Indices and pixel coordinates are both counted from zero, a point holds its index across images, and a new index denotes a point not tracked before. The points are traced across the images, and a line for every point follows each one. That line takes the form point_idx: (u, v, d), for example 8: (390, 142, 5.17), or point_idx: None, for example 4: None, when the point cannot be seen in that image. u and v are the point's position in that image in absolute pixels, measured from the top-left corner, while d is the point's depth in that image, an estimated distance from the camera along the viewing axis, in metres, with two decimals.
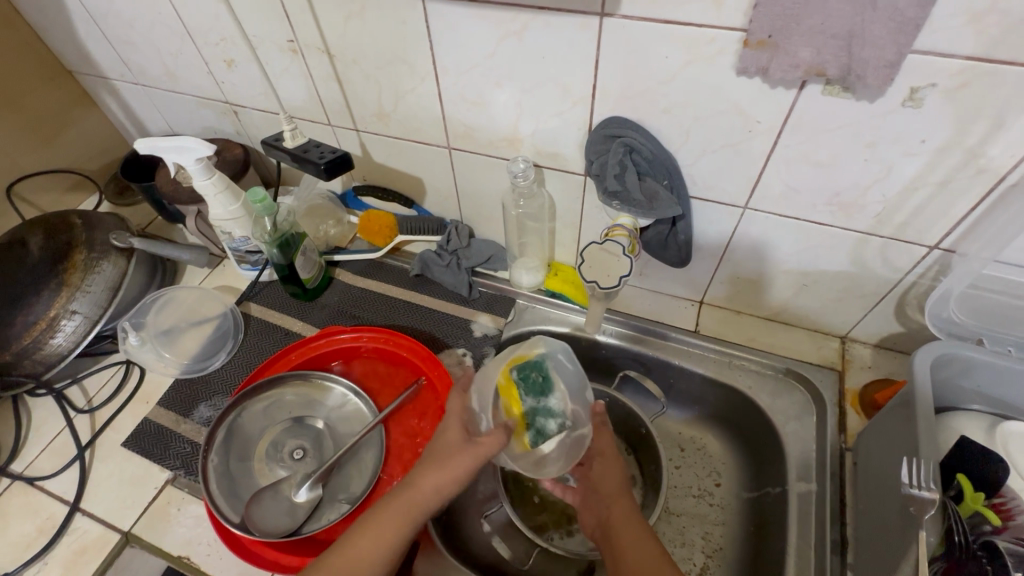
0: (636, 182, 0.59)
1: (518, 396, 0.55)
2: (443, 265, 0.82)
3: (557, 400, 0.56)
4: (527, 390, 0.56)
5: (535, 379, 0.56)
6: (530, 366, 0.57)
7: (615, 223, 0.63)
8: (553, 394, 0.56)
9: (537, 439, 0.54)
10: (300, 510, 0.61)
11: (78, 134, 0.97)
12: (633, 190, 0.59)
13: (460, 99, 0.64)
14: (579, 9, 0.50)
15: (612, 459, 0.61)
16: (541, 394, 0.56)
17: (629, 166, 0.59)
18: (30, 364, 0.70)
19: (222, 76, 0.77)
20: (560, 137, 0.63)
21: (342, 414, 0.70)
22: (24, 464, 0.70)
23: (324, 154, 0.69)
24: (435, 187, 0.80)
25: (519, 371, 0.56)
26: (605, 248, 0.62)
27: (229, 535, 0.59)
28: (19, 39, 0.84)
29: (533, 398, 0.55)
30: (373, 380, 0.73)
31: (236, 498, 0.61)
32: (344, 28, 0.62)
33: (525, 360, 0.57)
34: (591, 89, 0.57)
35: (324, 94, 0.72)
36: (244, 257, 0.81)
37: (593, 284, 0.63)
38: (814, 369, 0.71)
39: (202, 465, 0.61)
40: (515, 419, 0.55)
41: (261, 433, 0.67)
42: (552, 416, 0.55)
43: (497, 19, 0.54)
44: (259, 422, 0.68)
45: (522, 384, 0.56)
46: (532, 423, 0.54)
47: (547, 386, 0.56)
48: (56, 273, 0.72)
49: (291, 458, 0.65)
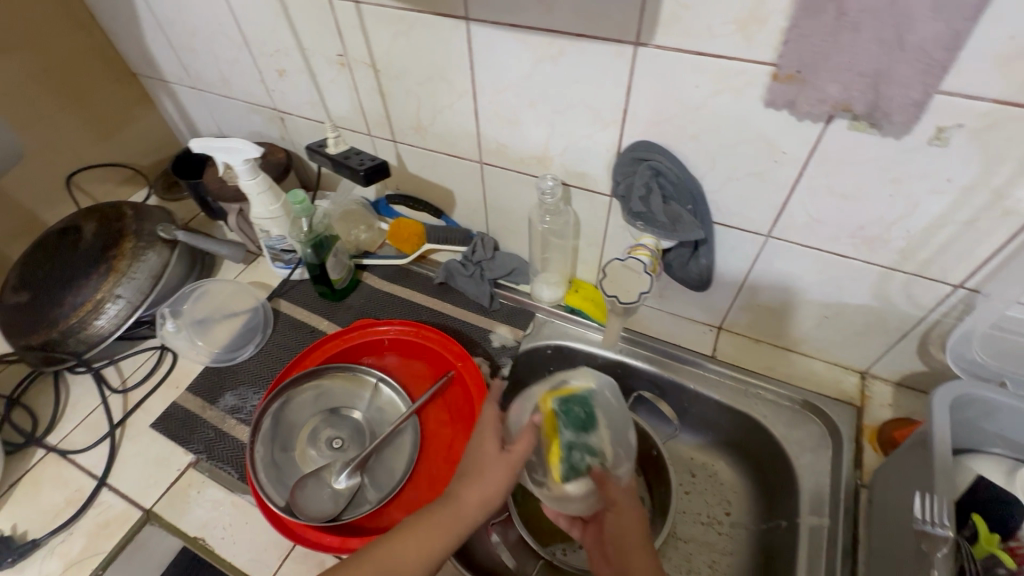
0: (661, 206, 0.60)
1: (558, 427, 0.56)
2: (467, 275, 0.84)
3: (598, 439, 0.56)
4: (568, 422, 0.56)
5: (579, 413, 0.57)
6: (574, 400, 0.58)
7: (638, 242, 0.64)
8: (596, 433, 0.57)
9: (569, 475, 0.55)
10: (342, 495, 0.63)
11: (135, 131, 1.03)
12: (657, 213, 0.60)
13: (494, 116, 0.67)
14: (613, 37, 0.53)
15: (626, 507, 0.56)
16: (581, 428, 0.56)
17: (654, 189, 0.60)
18: (74, 342, 0.74)
19: (274, 84, 0.82)
20: (588, 157, 0.65)
21: (377, 407, 0.72)
22: (58, 437, 0.73)
23: (363, 162, 0.72)
24: (464, 200, 0.83)
25: (563, 405, 0.57)
26: (626, 265, 0.64)
27: (275, 518, 0.61)
28: (90, 40, 0.91)
29: (572, 431, 0.56)
30: (407, 373, 0.76)
31: (281, 485, 0.64)
32: (391, 46, 0.66)
33: (570, 394, 0.58)
34: (621, 113, 0.59)
35: (366, 106, 0.77)
36: (279, 255, 0.84)
37: (614, 299, 0.65)
38: (832, 403, 0.70)
39: (250, 455, 0.63)
40: (551, 449, 0.55)
41: (302, 423, 0.70)
42: (591, 453, 0.56)
43: (535, 43, 0.57)
44: (301, 411, 0.70)
45: (564, 415, 0.56)
46: (567, 459, 0.55)
47: (590, 421, 0.57)
48: (105, 259, 0.76)
49: (330, 447, 0.68)
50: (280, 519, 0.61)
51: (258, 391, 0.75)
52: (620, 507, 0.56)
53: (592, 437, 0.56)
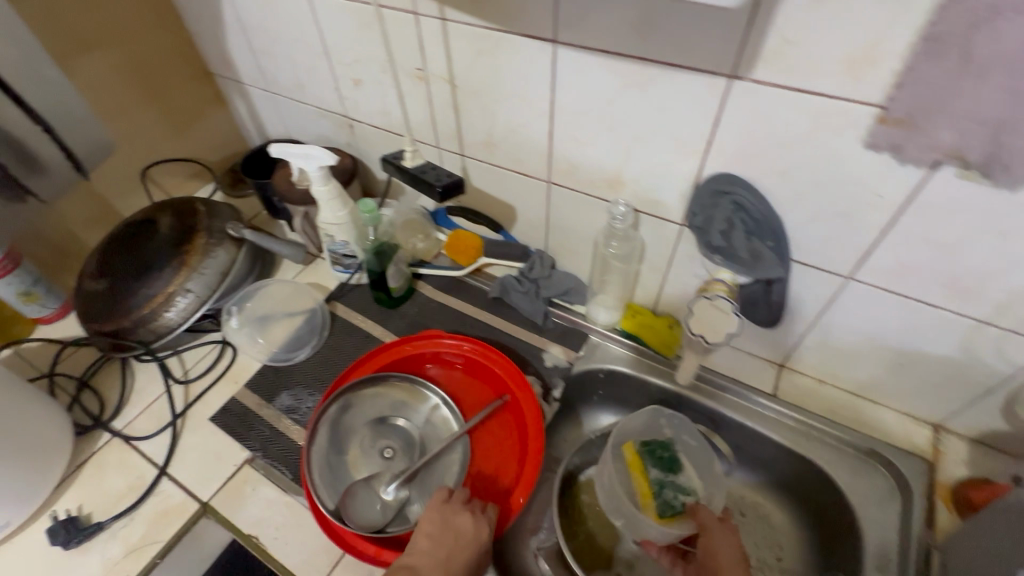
0: (742, 241, 0.59)
1: (646, 467, 0.71)
2: (523, 292, 0.84)
3: (681, 477, 0.71)
4: (654, 462, 0.71)
5: (662, 455, 0.72)
6: (656, 445, 0.73)
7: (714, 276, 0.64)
8: (678, 472, 0.71)
9: (663, 509, 0.67)
10: (389, 508, 0.63)
11: (208, 128, 1.07)
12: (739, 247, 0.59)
13: (569, 138, 0.67)
14: (708, 69, 0.52)
15: (718, 532, 0.63)
16: (667, 469, 0.71)
17: (736, 224, 0.59)
18: (143, 331, 0.76)
19: (348, 93, 0.84)
20: (663, 185, 0.64)
21: (428, 420, 0.73)
22: (123, 422, 0.75)
23: (440, 177, 0.74)
24: (525, 216, 0.83)
25: (646, 448, 0.73)
26: (716, 305, 0.61)
27: (324, 520, 0.62)
28: (177, 41, 0.95)
29: (660, 471, 0.71)
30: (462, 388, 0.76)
31: (332, 487, 0.64)
32: (473, 63, 0.67)
33: (650, 441, 0.74)
34: (705, 144, 0.58)
35: (438, 120, 0.77)
36: (340, 259, 0.85)
37: (700, 338, 0.63)
38: (901, 454, 0.67)
39: (307, 456, 0.63)
40: (644, 487, 0.69)
41: (355, 428, 0.70)
42: (681, 491, 0.69)
43: (624, 70, 0.56)
44: (354, 415, 0.71)
45: (649, 457, 0.72)
46: (659, 496, 0.68)
47: (675, 463, 0.72)
48: (178, 253, 0.79)
49: (381, 455, 0.68)
50: (329, 522, 0.62)
51: (313, 393, 0.76)
52: (710, 532, 0.63)
53: (677, 476, 0.71)
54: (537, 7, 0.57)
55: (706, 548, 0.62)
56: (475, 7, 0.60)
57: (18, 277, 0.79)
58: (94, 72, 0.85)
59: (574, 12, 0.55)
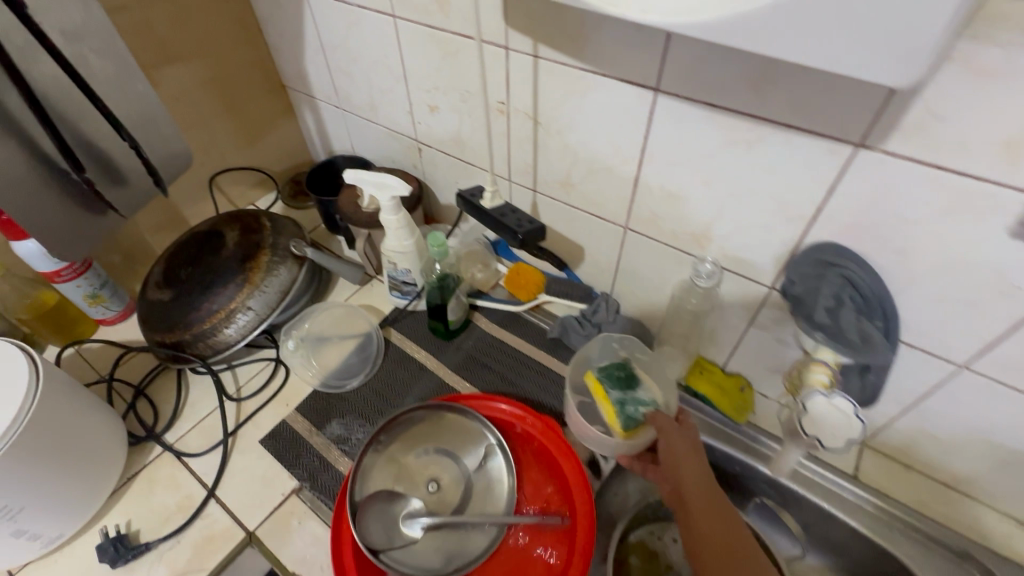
0: (852, 321, 0.53)
1: (605, 389, 0.67)
2: (584, 335, 0.79)
3: (641, 390, 0.67)
4: (612, 384, 0.67)
5: (619, 375, 0.68)
6: (612, 367, 0.69)
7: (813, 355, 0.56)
8: (637, 386, 0.67)
9: (629, 423, 0.63)
10: (398, 536, 0.61)
11: (276, 139, 1.07)
12: (847, 328, 0.53)
13: (657, 189, 0.63)
14: (831, 134, 0.47)
15: (673, 430, 0.62)
16: (625, 387, 0.67)
17: (846, 301, 0.53)
18: (203, 346, 0.76)
19: (422, 118, 0.83)
20: (756, 246, 0.60)
21: (486, 485, 0.67)
22: (176, 436, 0.75)
23: (519, 222, 0.75)
24: (594, 258, 0.79)
25: (603, 373, 0.69)
26: (835, 406, 0.55)
27: (340, 513, 0.62)
28: (256, 54, 0.96)
29: (619, 390, 0.66)
30: (533, 455, 0.69)
31: (365, 488, 0.64)
32: (561, 102, 0.64)
33: (607, 364, 0.70)
34: (813, 211, 0.53)
35: (514, 153, 0.75)
36: (399, 285, 0.84)
37: (817, 441, 0.56)
38: (1002, 562, 0.60)
39: (363, 449, 0.65)
40: (607, 407, 0.65)
41: (420, 449, 0.69)
42: (641, 403, 0.66)
43: (730, 126, 0.53)
44: (425, 434, 0.70)
45: (607, 379, 0.68)
46: (623, 410, 0.64)
47: (632, 380, 0.68)
48: (243, 270, 0.78)
49: (427, 487, 0.66)
50: (341, 515, 0.62)
51: (363, 424, 0.74)
52: (667, 431, 0.62)
53: (636, 390, 0.67)
54: (641, 54, 0.54)
55: (667, 450, 0.61)
56: (572, 48, 0.58)
57: (87, 280, 0.80)
58: (176, 81, 0.86)
59: (683, 63, 0.51)
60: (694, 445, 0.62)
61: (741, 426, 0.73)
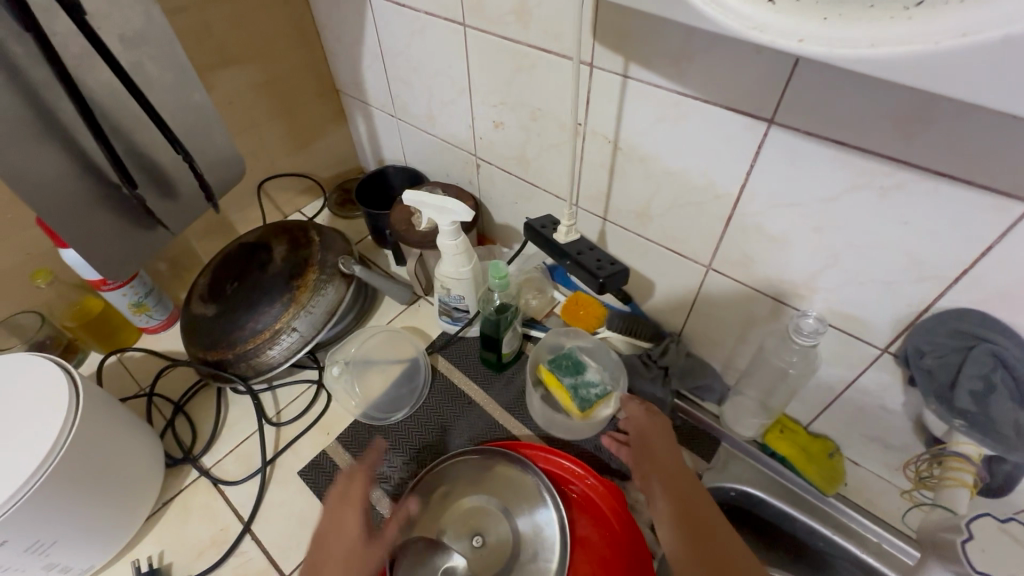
0: (1007, 410, 0.44)
1: (558, 378, 0.70)
2: (648, 378, 0.72)
3: (590, 373, 0.71)
4: (563, 372, 0.70)
5: (567, 362, 0.71)
6: (559, 356, 0.72)
7: (950, 445, 0.50)
8: (586, 370, 0.71)
9: (584, 404, 0.67)
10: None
11: (326, 145, 1.04)
12: (1001, 421, 0.44)
13: (755, 230, 0.56)
14: (1000, 189, 0.39)
15: (642, 412, 0.67)
16: (575, 372, 0.70)
17: (997, 386, 0.44)
18: (245, 366, 0.72)
19: (484, 133, 0.77)
20: (872, 304, 0.52)
21: (532, 552, 0.60)
22: (213, 460, 0.72)
23: (599, 264, 0.68)
24: (665, 295, 0.72)
25: (553, 363, 0.71)
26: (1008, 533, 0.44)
27: None
28: (312, 57, 0.92)
29: (570, 376, 0.70)
30: (589, 520, 0.63)
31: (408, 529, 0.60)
32: (648, 128, 0.57)
33: (554, 355, 0.73)
34: (957, 274, 0.45)
35: (585, 178, 0.68)
36: (449, 311, 0.78)
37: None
38: None
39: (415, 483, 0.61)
40: (562, 394, 0.68)
41: (473, 498, 0.63)
42: (593, 385, 0.69)
43: (862, 169, 0.45)
44: (479, 481, 0.64)
45: (558, 368, 0.70)
46: (576, 394, 0.68)
47: (579, 365, 0.71)
48: (290, 288, 0.74)
49: (472, 541, 0.60)
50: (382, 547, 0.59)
51: (408, 462, 0.69)
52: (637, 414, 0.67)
53: (585, 373, 0.71)
54: (758, 80, 0.46)
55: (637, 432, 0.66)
56: (671, 69, 0.51)
57: (133, 288, 0.77)
58: (230, 86, 0.83)
59: (810, 94, 0.44)
60: (661, 421, 0.67)
61: (829, 499, 0.65)
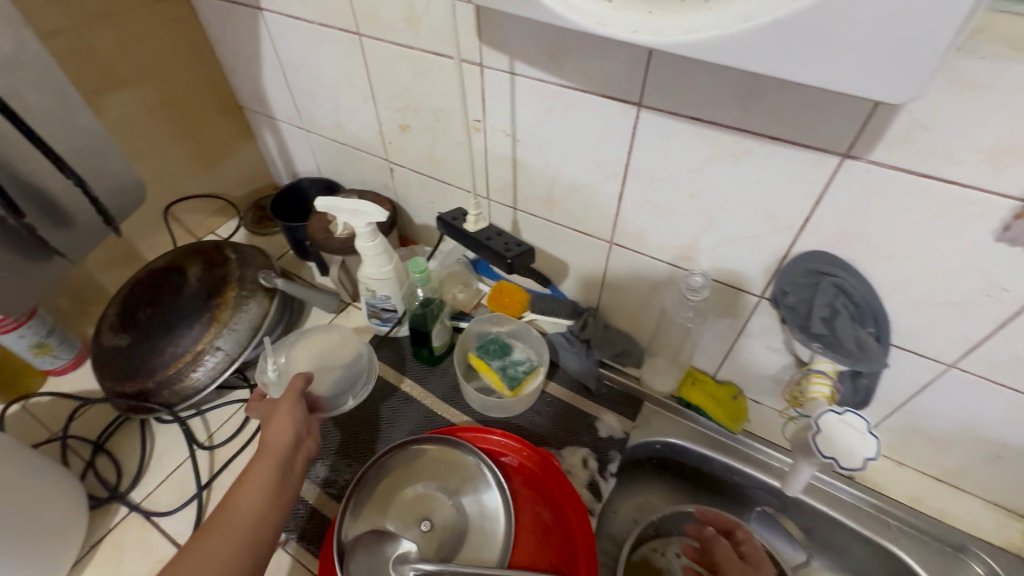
0: (850, 330, 0.54)
1: (488, 362, 0.76)
2: (572, 351, 0.79)
3: (516, 353, 0.78)
4: (492, 356, 0.77)
5: (494, 347, 0.78)
6: (487, 342, 0.79)
7: (812, 366, 0.59)
8: (512, 351, 0.78)
9: (513, 382, 0.74)
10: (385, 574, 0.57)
11: (235, 162, 1.02)
12: (845, 338, 0.54)
13: (643, 204, 0.62)
14: (818, 146, 0.47)
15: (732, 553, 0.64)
16: (502, 355, 0.77)
17: (840, 310, 0.54)
18: (168, 394, 0.70)
19: (393, 138, 0.80)
20: (744, 258, 0.60)
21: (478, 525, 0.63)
22: (143, 493, 0.69)
23: (506, 245, 0.73)
24: (579, 273, 0.78)
25: (482, 350, 0.78)
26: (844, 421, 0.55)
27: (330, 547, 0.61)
28: (209, 75, 0.90)
29: (498, 359, 0.76)
30: (529, 488, 0.67)
31: (354, 522, 0.61)
32: (540, 119, 0.62)
33: (482, 343, 0.79)
34: (801, 222, 0.53)
35: (492, 173, 0.73)
36: (378, 313, 0.80)
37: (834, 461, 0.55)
38: (995, 551, 0.62)
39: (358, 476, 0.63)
40: (493, 377, 0.74)
41: (417, 484, 0.65)
42: (519, 363, 0.76)
43: (717, 140, 0.52)
44: (421, 467, 0.67)
45: (487, 354, 0.77)
46: (505, 374, 0.74)
47: (505, 348, 0.78)
48: (209, 307, 0.73)
49: (419, 527, 0.62)
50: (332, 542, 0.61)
51: (350, 464, 0.70)
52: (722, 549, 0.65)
53: (512, 354, 0.77)
54: (623, 69, 0.52)
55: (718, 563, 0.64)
56: (551, 64, 0.56)
57: (31, 328, 0.73)
58: (122, 109, 0.80)
59: (666, 78, 0.50)
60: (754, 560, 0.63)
61: (736, 435, 0.72)
